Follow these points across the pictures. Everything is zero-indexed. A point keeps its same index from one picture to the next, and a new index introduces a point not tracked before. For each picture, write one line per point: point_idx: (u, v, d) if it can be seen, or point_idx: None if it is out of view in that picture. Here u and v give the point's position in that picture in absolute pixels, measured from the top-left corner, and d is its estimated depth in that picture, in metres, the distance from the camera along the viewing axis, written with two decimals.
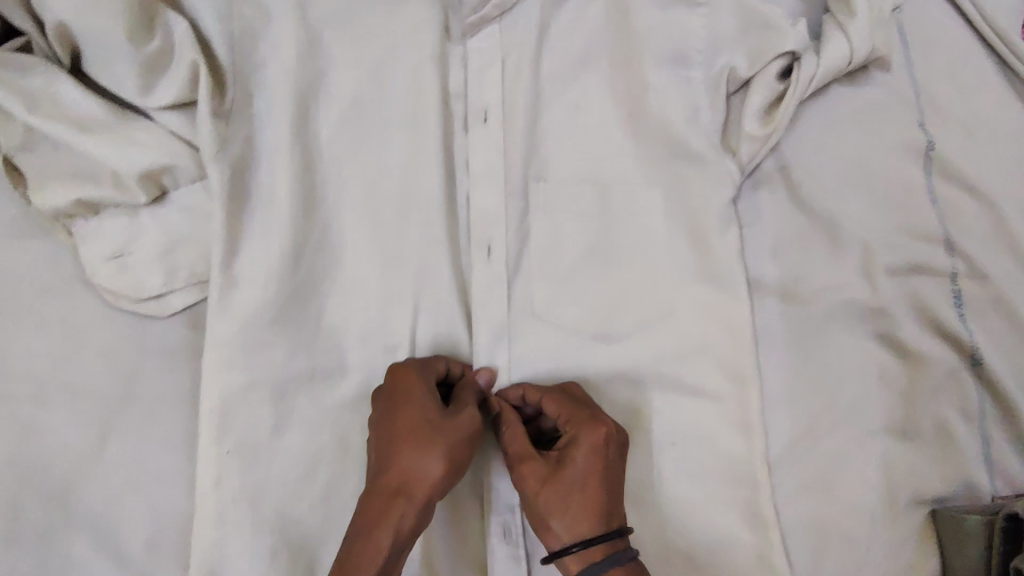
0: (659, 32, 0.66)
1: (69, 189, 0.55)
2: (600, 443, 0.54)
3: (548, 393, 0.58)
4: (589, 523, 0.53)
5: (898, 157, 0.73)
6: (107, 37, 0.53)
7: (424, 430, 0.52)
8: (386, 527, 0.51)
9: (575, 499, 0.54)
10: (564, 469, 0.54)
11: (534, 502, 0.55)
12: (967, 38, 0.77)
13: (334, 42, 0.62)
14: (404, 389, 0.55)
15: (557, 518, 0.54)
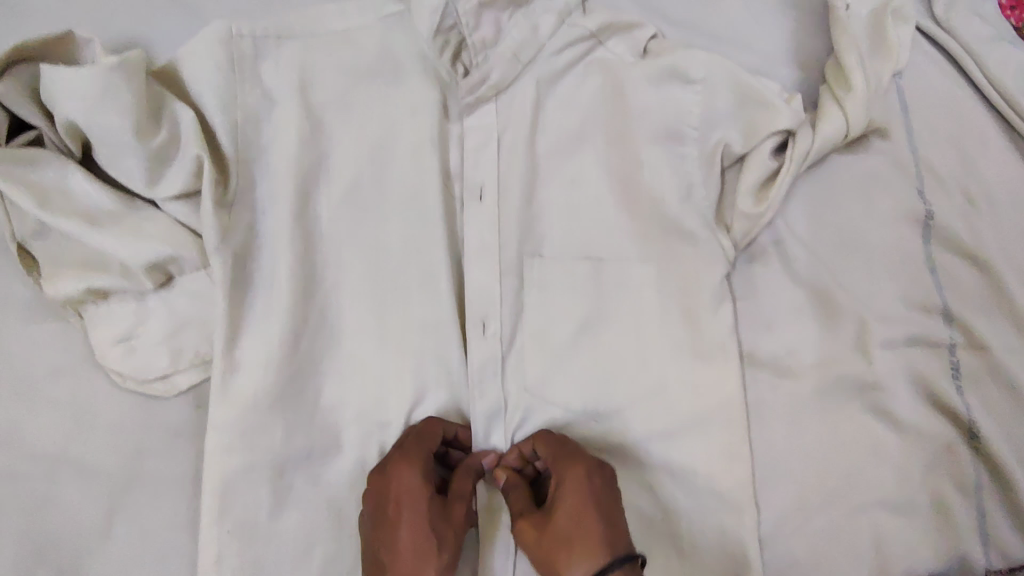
0: (652, 110, 0.67)
1: (78, 278, 0.57)
2: (587, 478, 0.57)
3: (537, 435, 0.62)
4: (598, 554, 0.54)
5: (896, 226, 0.73)
6: (114, 134, 0.55)
7: (425, 536, 0.54)
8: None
9: (577, 535, 0.55)
10: (558, 512, 0.56)
11: (539, 551, 0.56)
12: (971, 102, 0.77)
13: (336, 123, 0.64)
14: (402, 488, 0.56)
15: (569, 552, 0.54)
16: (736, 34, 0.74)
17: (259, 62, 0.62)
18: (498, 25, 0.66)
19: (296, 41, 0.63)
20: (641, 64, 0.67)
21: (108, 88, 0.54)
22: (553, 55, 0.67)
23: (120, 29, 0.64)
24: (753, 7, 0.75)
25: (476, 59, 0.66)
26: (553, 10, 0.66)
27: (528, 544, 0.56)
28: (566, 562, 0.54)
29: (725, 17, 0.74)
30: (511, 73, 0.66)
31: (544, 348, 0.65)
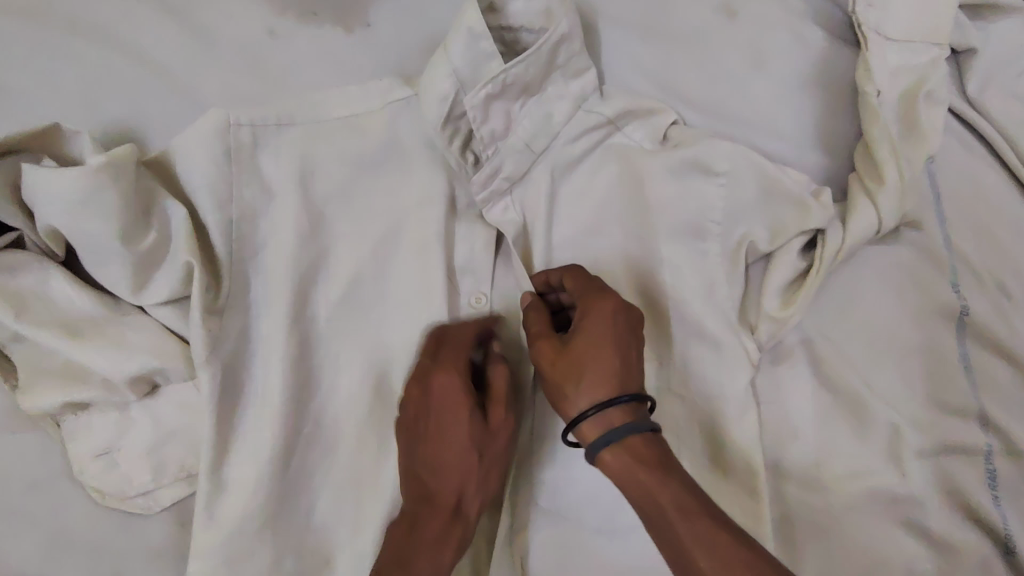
0: (673, 205, 0.63)
1: (58, 390, 0.53)
2: (611, 317, 0.55)
3: (565, 271, 0.60)
4: (604, 388, 0.52)
5: (930, 321, 0.68)
6: (98, 239, 0.51)
7: (473, 448, 0.53)
8: (449, 549, 0.52)
9: (587, 367, 0.53)
10: (577, 339, 0.55)
11: (550, 375, 0.54)
12: (1004, 189, 0.73)
13: (337, 217, 0.60)
14: (443, 401, 0.54)
15: (573, 385, 0.53)
16: (761, 117, 0.70)
17: (258, 150, 0.58)
18: (509, 115, 0.62)
19: (297, 126, 0.59)
20: (661, 154, 0.64)
21: (93, 192, 0.50)
22: (570, 141, 0.64)
23: (114, 116, 0.61)
24: (780, 88, 0.71)
25: (486, 152, 0.63)
26: (567, 96, 0.64)
27: (541, 364, 0.55)
28: (568, 394, 0.53)
29: (750, 99, 0.71)
30: (523, 165, 0.63)
31: (554, 462, 0.60)
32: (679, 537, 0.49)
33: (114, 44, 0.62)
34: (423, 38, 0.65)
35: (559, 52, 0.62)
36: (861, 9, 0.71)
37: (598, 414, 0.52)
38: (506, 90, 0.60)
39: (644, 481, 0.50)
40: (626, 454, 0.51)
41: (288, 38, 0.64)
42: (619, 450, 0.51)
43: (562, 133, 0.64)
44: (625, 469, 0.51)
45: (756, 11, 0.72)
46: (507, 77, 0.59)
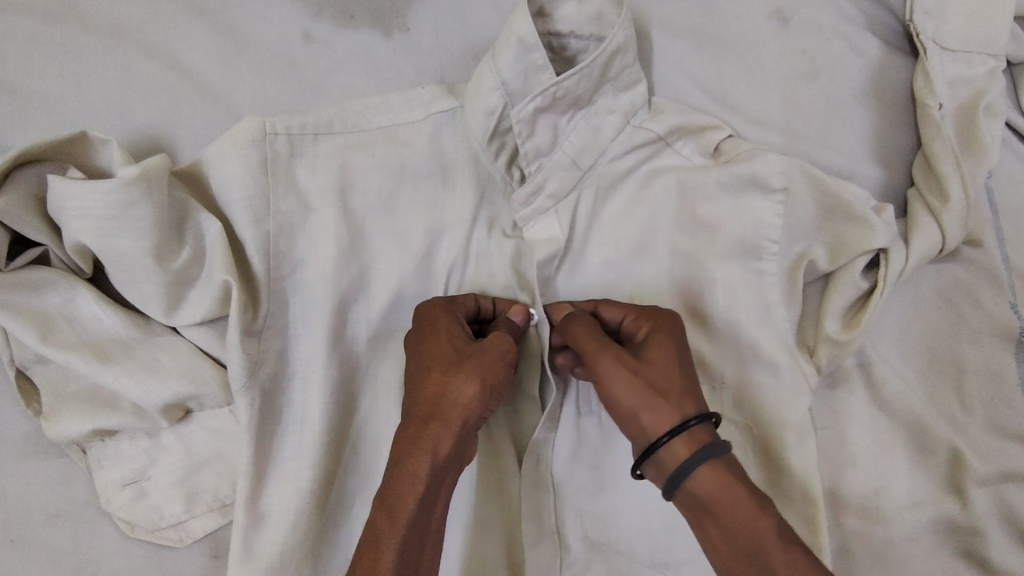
0: (730, 220, 0.59)
1: (85, 417, 0.50)
2: (678, 334, 0.53)
3: (604, 301, 0.57)
4: (689, 403, 0.50)
5: (988, 345, 0.65)
6: (130, 257, 0.48)
7: (443, 361, 0.50)
8: (422, 454, 0.48)
9: (671, 381, 0.50)
10: (651, 354, 0.51)
11: (630, 387, 0.50)
12: None
13: (377, 232, 0.57)
14: (424, 326, 0.53)
15: (662, 398, 0.49)
16: (814, 130, 0.68)
17: (294, 161, 0.55)
18: (555, 130, 0.58)
19: (336, 136, 0.56)
20: (712, 170, 0.59)
21: (126, 206, 0.47)
22: (614, 159, 0.61)
23: (142, 124, 0.58)
24: (833, 100, 0.69)
25: (530, 167, 0.59)
26: (617, 111, 0.60)
27: (614, 377, 0.50)
28: (658, 411, 0.49)
29: (802, 112, 0.68)
30: (568, 184, 0.60)
31: (601, 492, 0.58)
32: (772, 559, 0.46)
33: (143, 47, 0.59)
34: (466, 44, 0.62)
35: (612, 65, 0.57)
36: (917, 18, 0.69)
37: (686, 433, 0.48)
38: (555, 103, 0.56)
39: (744, 502, 0.47)
40: (724, 472, 0.48)
41: (326, 42, 0.61)
42: (714, 470, 0.48)
43: (608, 150, 0.60)
44: (724, 489, 0.47)
45: (807, 21, 0.70)
46: (559, 90, 0.55)
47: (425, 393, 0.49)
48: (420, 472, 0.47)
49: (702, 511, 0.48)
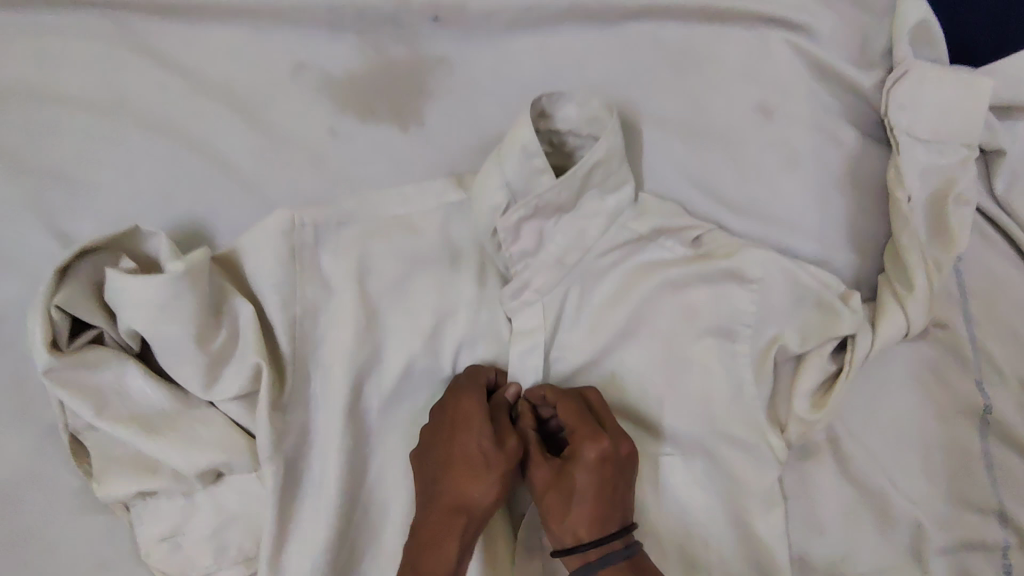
0: (709, 307, 0.65)
1: (132, 479, 0.57)
2: (601, 454, 0.58)
3: (560, 396, 0.61)
4: (585, 528, 0.57)
5: (952, 420, 0.72)
6: (174, 342, 0.55)
7: (470, 459, 0.59)
8: (454, 541, 0.56)
9: (577, 506, 0.58)
10: (568, 473, 0.58)
11: (541, 503, 0.59)
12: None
13: (390, 312, 0.64)
14: (458, 418, 0.60)
15: (558, 519, 0.58)
16: (793, 216, 0.74)
17: (319, 249, 0.62)
18: (540, 234, 0.65)
19: (355, 226, 0.63)
20: (693, 262, 0.66)
21: (173, 298, 0.54)
22: (600, 255, 0.66)
23: (183, 211, 0.65)
24: (810, 189, 0.75)
25: (515, 266, 0.65)
26: (602, 212, 0.66)
27: (535, 489, 0.60)
28: (566, 519, 0.58)
29: (782, 198, 0.75)
30: (550, 279, 0.65)
31: None
32: None
33: (187, 141, 0.66)
34: (476, 138, 0.71)
35: (594, 173, 0.64)
36: (893, 112, 0.76)
37: (576, 551, 0.57)
38: (539, 211, 0.63)
39: None
40: None
41: (349, 136, 0.69)
42: None
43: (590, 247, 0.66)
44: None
45: (788, 115, 0.77)
46: (541, 200, 0.62)
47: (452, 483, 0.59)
48: (450, 557, 0.56)
49: None
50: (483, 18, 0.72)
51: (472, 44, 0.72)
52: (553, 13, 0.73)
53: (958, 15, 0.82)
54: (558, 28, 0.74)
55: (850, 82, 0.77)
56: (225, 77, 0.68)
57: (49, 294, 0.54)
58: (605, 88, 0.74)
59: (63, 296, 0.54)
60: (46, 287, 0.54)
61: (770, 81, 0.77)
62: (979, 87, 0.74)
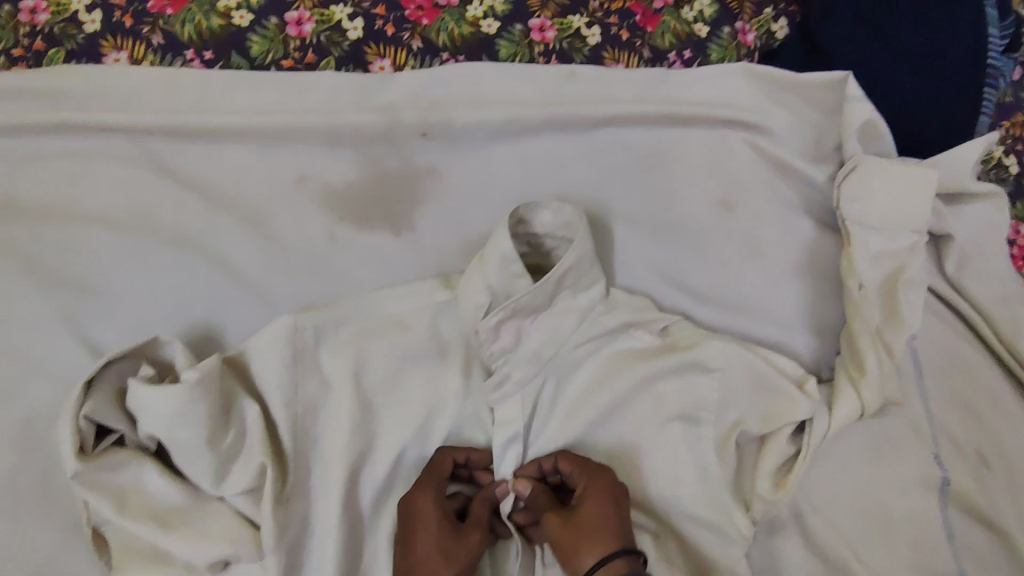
0: (675, 394, 0.73)
1: (149, 570, 0.62)
2: (609, 488, 0.66)
3: (561, 454, 0.70)
4: (612, 546, 0.62)
5: (915, 493, 0.76)
6: (185, 444, 0.61)
7: (434, 551, 0.63)
8: None
9: (598, 532, 0.63)
10: (583, 509, 0.65)
11: (565, 541, 0.64)
12: (971, 351, 0.85)
13: (385, 406, 0.69)
14: (417, 514, 0.65)
15: (585, 544, 0.63)
16: (755, 304, 0.81)
17: (318, 349, 0.68)
18: (518, 332, 0.71)
19: (353, 327, 0.70)
20: (660, 355, 0.73)
21: (186, 406, 0.60)
22: (574, 348, 0.73)
23: (198, 316, 0.72)
24: (770, 277, 0.82)
25: (496, 362, 0.71)
26: (575, 308, 0.73)
27: (555, 532, 0.65)
28: (581, 552, 0.63)
29: (745, 286, 0.82)
30: (530, 373, 0.71)
31: None
32: None
33: (200, 251, 0.73)
34: (462, 240, 0.78)
35: (565, 277, 0.70)
36: (844, 206, 0.83)
37: (606, 567, 0.61)
38: (515, 312, 0.69)
39: None
40: None
41: (347, 242, 0.76)
42: None
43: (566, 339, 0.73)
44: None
45: (749, 207, 0.84)
46: (517, 304, 0.68)
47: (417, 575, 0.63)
48: None
49: None
50: (469, 130, 0.80)
51: (459, 154, 0.80)
52: (532, 124, 0.81)
53: (905, 111, 0.89)
54: (537, 136, 0.82)
55: (804, 176, 0.85)
56: (235, 191, 0.76)
57: (77, 404, 0.61)
58: (581, 187, 0.82)
59: (90, 406, 0.61)
60: (74, 398, 0.61)
61: (731, 178, 0.85)
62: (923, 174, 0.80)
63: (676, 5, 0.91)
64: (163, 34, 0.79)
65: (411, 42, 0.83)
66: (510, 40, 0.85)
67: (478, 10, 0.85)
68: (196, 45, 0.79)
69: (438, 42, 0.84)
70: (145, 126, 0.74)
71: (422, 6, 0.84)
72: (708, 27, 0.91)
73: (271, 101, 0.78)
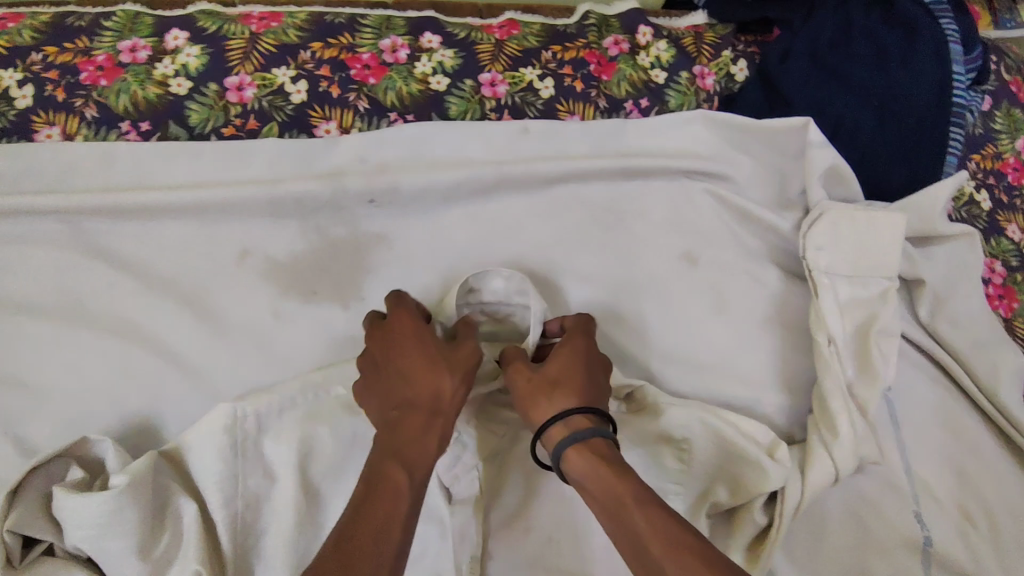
0: (639, 467, 0.70)
1: None
2: (581, 352, 0.66)
3: (567, 317, 0.71)
4: (570, 399, 0.62)
5: (897, 554, 0.73)
6: (115, 555, 0.57)
7: (424, 407, 0.60)
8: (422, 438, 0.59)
9: (562, 380, 0.64)
10: (553, 361, 0.66)
11: (527, 384, 0.64)
12: (948, 401, 0.82)
13: (333, 495, 0.66)
14: (393, 337, 0.65)
15: (546, 393, 0.63)
16: (722, 361, 0.78)
17: (262, 437, 0.64)
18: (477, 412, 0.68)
19: (296, 411, 0.66)
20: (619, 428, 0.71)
21: (115, 514, 0.56)
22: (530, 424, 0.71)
23: (136, 405, 0.68)
24: (737, 332, 0.79)
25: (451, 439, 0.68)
26: None
27: (518, 378, 0.65)
28: (545, 403, 0.63)
29: (711, 342, 0.78)
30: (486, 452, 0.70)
31: None
32: (629, 507, 0.54)
33: (139, 337, 0.70)
34: None
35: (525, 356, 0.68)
36: (811, 254, 0.79)
37: (561, 419, 0.61)
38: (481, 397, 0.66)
39: (605, 472, 0.56)
40: (590, 456, 0.58)
41: (293, 318, 0.73)
42: (596, 449, 0.58)
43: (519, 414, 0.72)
44: (591, 461, 0.58)
45: (712, 261, 0.81)
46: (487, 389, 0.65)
47: (411, 445, 0.58)
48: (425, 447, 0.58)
49: (589, 454, 0.58)
50: (419, 194, 0.77)
51: (410, 219, 0.77)
52: (484, 184, 0.78)
53: (872, 152, 0.86)
54: (490, 197, 0.79)
55: (770, 225, 0.82)
56: (175, 271, 0.73)
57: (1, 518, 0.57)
58: (539, 247, 0.79)
59: (14, 518, 0.57)
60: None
61: (693, 231, 0.82)
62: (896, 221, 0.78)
63: (631, 53, 0.89)
64: (97, 107, 0.76)
65: (357, 102, 0.80)
66: (459, 97, 0.83)
67: (427, 67, 0.83)
68: (131, 117, 0.76)
69: (386, 101, 0.81)
70: (78, 207, 0.71)
71: (368, 65, 0.82)
72: (665, 72, 0.89)
73: (210, 173, 0.75)
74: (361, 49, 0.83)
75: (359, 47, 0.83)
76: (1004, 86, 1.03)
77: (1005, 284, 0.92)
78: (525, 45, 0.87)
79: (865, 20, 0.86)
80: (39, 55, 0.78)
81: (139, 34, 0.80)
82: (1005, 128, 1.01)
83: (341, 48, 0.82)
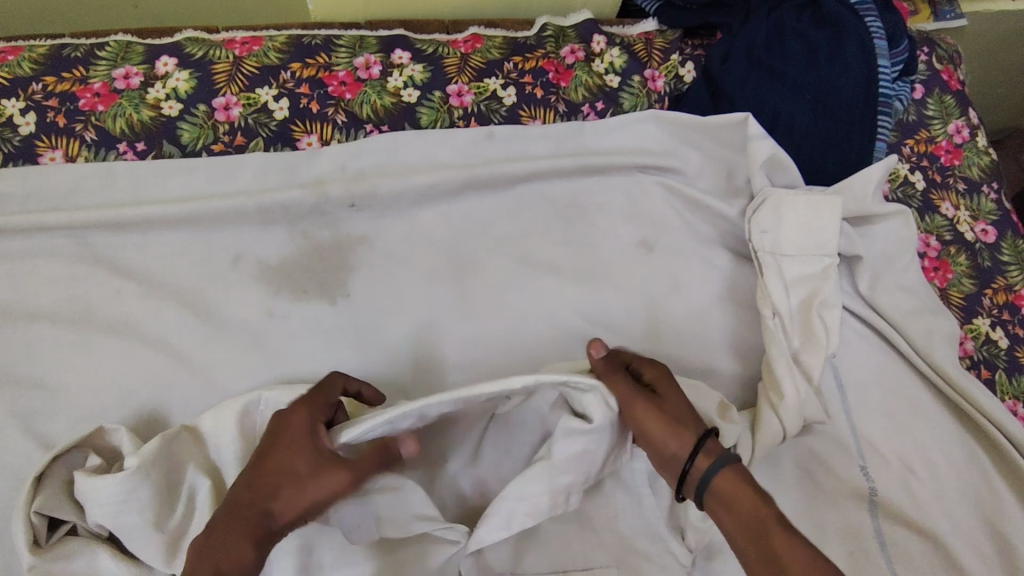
0: None
1: None
2: (674, 383, 0.68)
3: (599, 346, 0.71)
4: (702, 427, 0.64)
5: (845, 505, 0.81)
6: (132, 528, 0.64)
7: (254, 504, 0.57)
8: (244, 539, 0.55)
9: (683, 413, 0.65)
10: (664, 394, 0.67)
11: (655, 420, 0.64)
12: (891, 364, 0.90)
13: None
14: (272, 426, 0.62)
15: (680, 427, 0.63)
16: (680, 337, 0.85)
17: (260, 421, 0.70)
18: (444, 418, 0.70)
19: None
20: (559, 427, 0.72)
21: (131, 490, 0.63)
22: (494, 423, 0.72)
23: (143, 399, 0.75)
24: (692, 310, 0.87)
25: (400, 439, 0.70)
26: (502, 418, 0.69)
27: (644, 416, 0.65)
28: (682, 435, 0.63)
29: (670, 320, 0.86)
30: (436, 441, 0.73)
31: None
32: (778, 534, 0.56)
33: (144, 338, 0.77)
34: (396, 303, 0.82)
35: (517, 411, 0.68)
36: (757, 236, 0.87)
37: (704, 448, 0.62)
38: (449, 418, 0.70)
39: (752, 498, 0.59)
40: (743, 484, 0.60)
41: (284, 315, 0.80)
42: (738, 474, 0.60)
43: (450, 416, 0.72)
44: (740, 489, 0.59)
45: (667, 247, 0.89)
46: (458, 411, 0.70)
47: (218, 552, 0.54)
48: (243, 556, 0.54)
49: (734, 483, 0.60)
50: (394, 198, 0.84)
51: (388, 221, 0.85)
52: (454, 187, 0.85)
53: (808, 141, 0.93)
54: (460, 197, 0.86)
55: (718, 212, 0.90)
56: (174, 277, 0.79)
57: (28, 501, 0.64)
58: (508, 241, 0.87)
59: (40, 501, 0.64)
60: (25, 496, 0.64)
61: (649, 221, 0.90)
62: (832, 201, 0.86)
63: (587, 59, 0.96)
64: (96, 130, 0.83)
65: (335, 116, 0.88)
66: (430, 107, 0.90)
67: (399, 81, 0.91)
68: (128, 138, 0.83)
69: (362, 115, 0.88)
70: (83, 224, 0.78)
71: (345, 81, 0.89)
72: (619, 76, 0.96)
73: (203, 187, 0.82)
74: (337, 67, 0.90)
75: (335, 65, 0.90)
76: (935, 75, 1.12)
77: (939, 257, 1.01)
78: (488, 57, 0.94)
79: (795, 21, 0.95)
80: (38, 84, 0.84)
81: (130, 61, 0.87)
82: (936, 114, 1.10)
83: (319, 67, 0.89)
